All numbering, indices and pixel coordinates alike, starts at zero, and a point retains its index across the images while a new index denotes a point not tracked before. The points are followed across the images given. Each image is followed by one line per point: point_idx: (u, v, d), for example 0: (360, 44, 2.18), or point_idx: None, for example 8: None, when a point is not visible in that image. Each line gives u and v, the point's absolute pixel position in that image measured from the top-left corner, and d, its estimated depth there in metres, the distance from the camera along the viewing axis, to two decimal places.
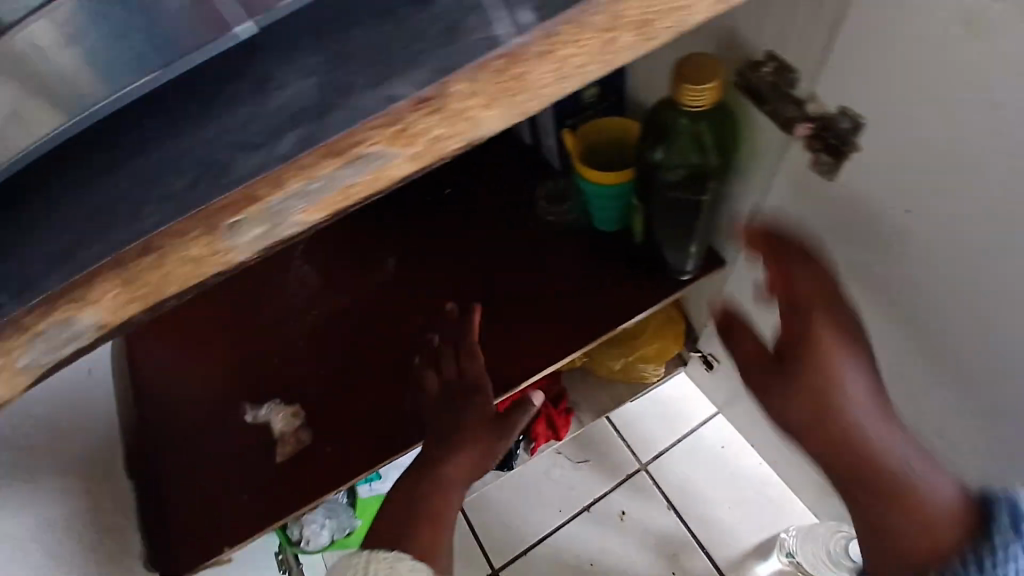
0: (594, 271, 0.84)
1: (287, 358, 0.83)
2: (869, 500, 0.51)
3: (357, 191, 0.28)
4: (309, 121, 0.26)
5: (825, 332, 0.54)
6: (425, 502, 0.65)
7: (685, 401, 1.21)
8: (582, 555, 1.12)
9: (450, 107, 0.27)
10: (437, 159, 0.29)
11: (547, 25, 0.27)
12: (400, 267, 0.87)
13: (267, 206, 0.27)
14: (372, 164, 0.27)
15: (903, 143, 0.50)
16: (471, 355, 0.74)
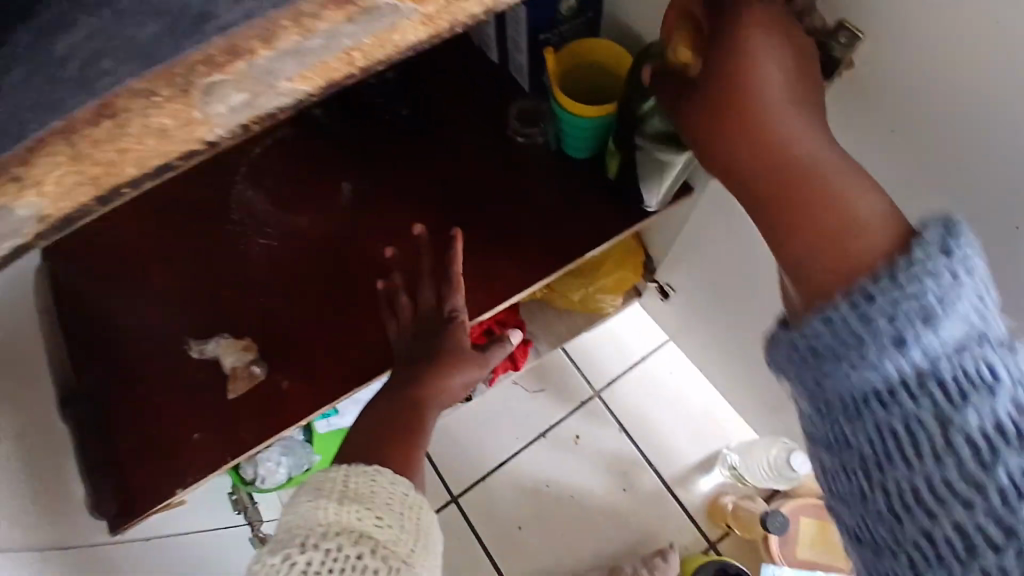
0: (561, 196, 0.80)
1: (237, 288, 0.79)
2: (772, 217, 0.43)
3: (366, 53, 0.27)
4: None
5: (750, 46, 0.44)
6: (417, 420, 0.66)
7: (639, 330, 1.24)
8: (538, 478, 1.16)
9: None
10: (449, 25, 0.28)
11: None
12: (356, 190, 0.81)
13: (258, 62, 0.25)
14: (380, 20, 0.26)
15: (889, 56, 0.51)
16: (452, 287, 0.74)
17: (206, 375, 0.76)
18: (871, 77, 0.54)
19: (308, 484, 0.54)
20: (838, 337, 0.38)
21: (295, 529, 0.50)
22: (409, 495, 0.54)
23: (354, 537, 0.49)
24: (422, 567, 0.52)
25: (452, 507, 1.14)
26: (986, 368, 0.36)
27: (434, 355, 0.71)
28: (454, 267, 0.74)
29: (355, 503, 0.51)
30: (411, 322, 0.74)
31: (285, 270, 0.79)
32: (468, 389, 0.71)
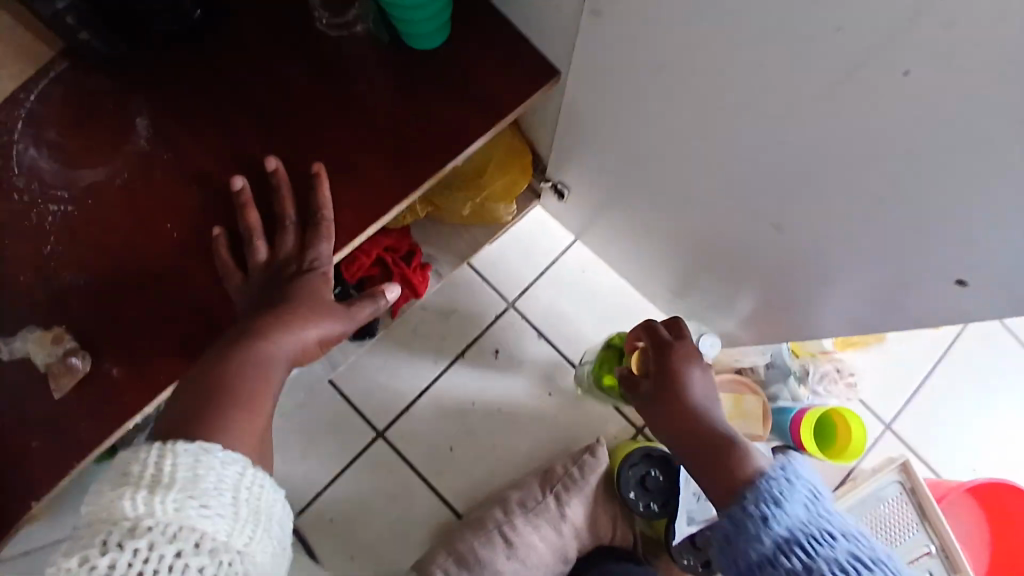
0: (406, 99, 0.67)
1: (36, 270, 0.65)
2: (674, 426, 0.62)
3: None
4: None
5: (683, 368, 0.65)
6: (247, 389, 0.52)
7: (546, 232, 1.16)
8: (462, 399, 1.13)
9: None
10: None
11: None
12: (154, 128, 0.66)
13: None
14: None
15: None
16: (320, 231, 0.61)
17: (22, 380, 0.63)
18: None
19: (114, 468, 0.46)
20: (738, 529, 0.51)
21: (95, 526, 0.43)
22: (246, 474, 0.47)
23: (168, 532, 0.42)
24: (260, 551, 0.46)
25: (378, 443, 1.10)
26: (775, 492, 0.51)
27: (288, 308, 0.57)
28: (325, 206, 0.62)
29: (170, 490, 0.44)
30: (257, 271, 0.60)
31: (90, 236, 0.65)
32: (327, 346, 0.60)
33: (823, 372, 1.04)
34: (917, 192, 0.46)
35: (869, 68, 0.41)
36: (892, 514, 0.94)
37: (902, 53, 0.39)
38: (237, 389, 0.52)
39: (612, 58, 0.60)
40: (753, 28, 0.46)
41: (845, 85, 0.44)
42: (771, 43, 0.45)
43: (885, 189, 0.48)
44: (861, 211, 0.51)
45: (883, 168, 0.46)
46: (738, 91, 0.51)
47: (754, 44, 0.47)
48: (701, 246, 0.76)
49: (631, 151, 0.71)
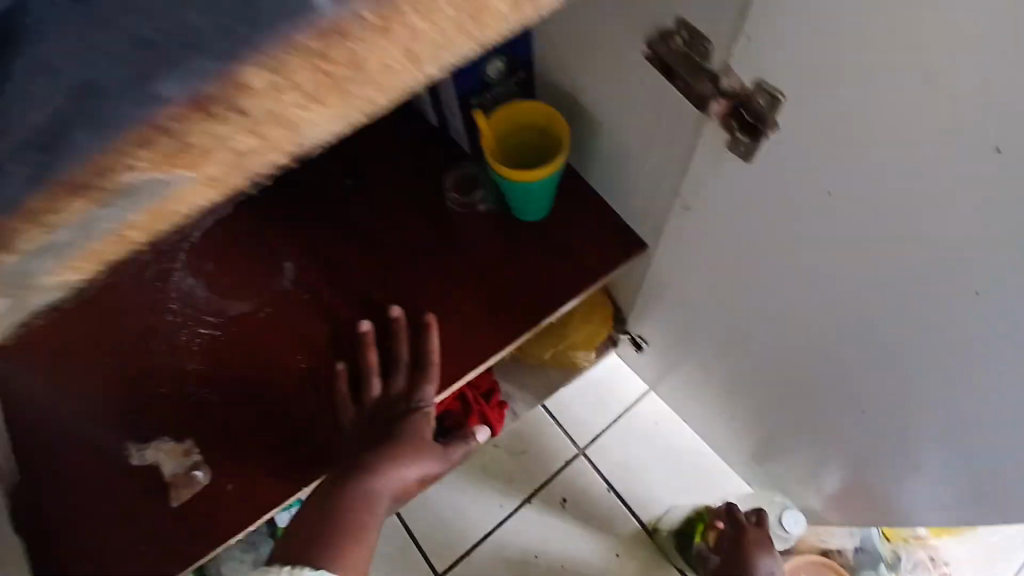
0: (510, 260, 0.77)
1: (175, 387, 0.72)
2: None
3: (144, 224, 0.26)
4: (42, 146, 0.22)
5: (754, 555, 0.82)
6: (358, 525, 0.58)
7: (620, 379, 1.19)
8: (525, 548, 1.10)
9: (263, 111, 0.24)
10: (235, 182, 0.26)
11: (341, 16, 0.23)
12: (299, 272, 0.77)
13: (6, 262, 0.24)
14: (145, 193, 0.24)
15: (831, 120, 0.44)
16: (427, 377, 0.69)
17: (143, 487, 0.70)
18: (797, 142, 0.47)
19: None
20: None
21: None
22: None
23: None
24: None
25: None
26: None
27: (396, 447, 0.65)
28: (433, 354, 0.70)
29: None
30: (368, 409, 0.69)
31: (228, 361, 0.73)
32: (426, 483, 0.66)
33: (918, 560, 0.95)
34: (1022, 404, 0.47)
35: (940, 285, 0.45)
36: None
37: (967, 278, 0.43)
38: (350, 509, 0.59)
39: (696, 241, 0.67)
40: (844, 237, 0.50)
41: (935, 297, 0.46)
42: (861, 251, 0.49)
43: (963, 389, 0.50)
44: (946, 404, 0.53)
45: (963, 370, 0.49)
46: (812, 283, 0.56)
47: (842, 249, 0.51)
48: (781, 413, 0.77)
49: (713, 318, 0.75)
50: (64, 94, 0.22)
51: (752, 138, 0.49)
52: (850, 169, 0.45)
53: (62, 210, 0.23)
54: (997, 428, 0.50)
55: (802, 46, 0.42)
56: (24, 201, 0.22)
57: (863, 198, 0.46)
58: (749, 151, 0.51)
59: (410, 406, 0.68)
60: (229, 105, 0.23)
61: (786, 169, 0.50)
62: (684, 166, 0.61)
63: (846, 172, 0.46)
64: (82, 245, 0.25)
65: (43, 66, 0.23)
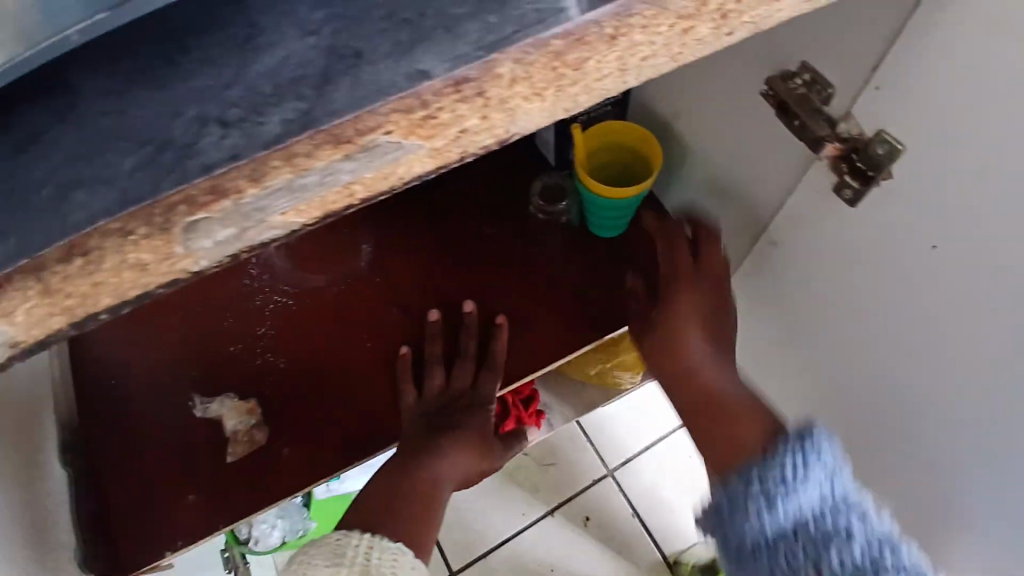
0: (582, 272, 0.78)
1: (248, 347, 0.76)
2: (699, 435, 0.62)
3: (376, 184, 0.28)
4: (306, 97, 0.26)
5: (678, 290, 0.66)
6: (428, 501, 0.64)
7: (658, 408, 1.19)
8: (542, 560, 1.10)
9: (497, 96, 0.27)
10: (450, 158, 0.29)
11: (583, 22, 0.27)
12: (376, 255, 0.80)
13: (245, 199, 0.26)
14: (381, 155, 0.27)
15: (940, 175, 0.44)
16: (491, 374, 0.73)
17: (203, 439, 0.72)
18: (906, 194, 0.47)
19: (324, 543, 0.52)
20: (732, 515, 0.52)
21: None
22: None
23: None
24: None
25: None
26: (841, 522, 0.48)
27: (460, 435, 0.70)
28: (501, 354, 0.73)
29: None
30: (433, 396, 0.72)
31: (298, 330, 0.77)
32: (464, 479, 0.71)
33: None
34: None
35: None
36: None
37: None
38: (404, 485, 0.64)
39: (771, 280, 0.67)
40: (938, 300, 0.49)
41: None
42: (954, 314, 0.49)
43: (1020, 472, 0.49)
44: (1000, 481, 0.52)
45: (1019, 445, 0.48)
46: (884, 338, 0.57)
47: (932, 310, 0.50)
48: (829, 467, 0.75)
49: (772, 360, 0.74)
50: (332, 57, 0.26)
51: (861, 184, 0.50)
52: (951, 224, 0.45)
53: (317, 157, 0.26)
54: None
55: (921, 99, 0.43)
56: (287, 140, 0.25)
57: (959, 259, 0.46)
58: (852, 200, 0.51)
59: (469, 400, 0.73)
60: (475, 87, 0.27)
61: (884, 222, 0.50)
62: (776, 206, 0.61)
63: (948, 228, 0.46)
64: (317, 192, 0.27)
65: (321, 33, 0.27)
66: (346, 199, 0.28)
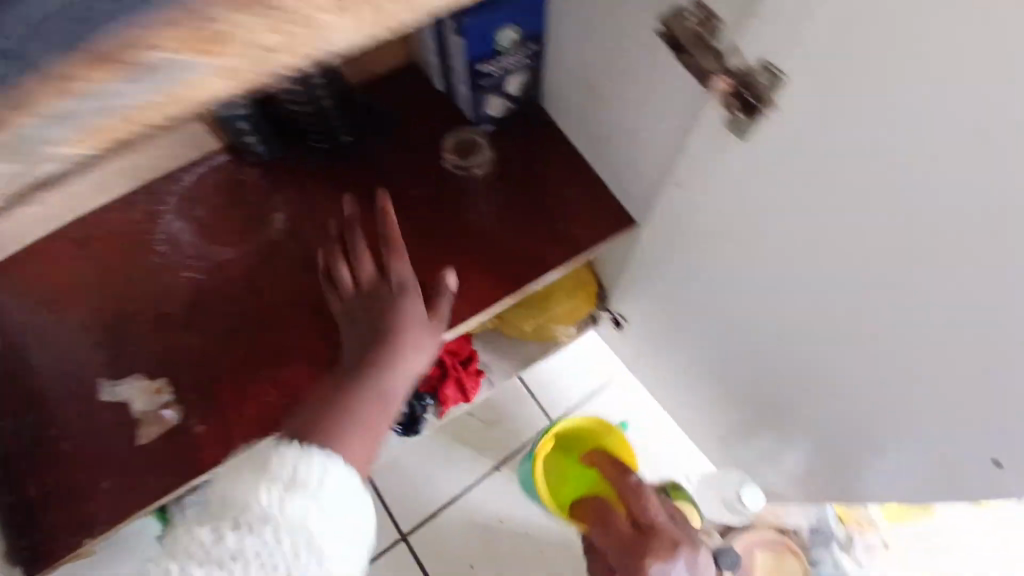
0: (507, 223, 0.78)
1: (157, 324, 0.72)
2: None
3: (164, 109, 0.24)
4: (69, 11, 0.22)
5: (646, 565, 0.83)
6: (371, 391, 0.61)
7: (596, 357, 1.20)
8: (490, 514, 1.12)
9: (297, 10, 0.24)
10: (256, 82, 0.25)
11: None
12: (290, 223, 0.77)
13: (14, 132, 0.22)
14: (163, 77, 0.23)
15: (835, 96, 0.45)
16: (394, 250, 0.70)
17: (116, 424, 0.68)
18: (803, 119, 0.48)
19: (250, 459, 0.53)
20: None
21: (225, 506, 0.50)
22: (349, 497, 0.53)
23: (288, 525, 0.49)
24: (338, 566, 0.51)
25: (400, 545, 1.09)
26: None
27: (385, 321, 0.66)
28: (390, 230, 0.71)
29: (300, 493, 0.50)
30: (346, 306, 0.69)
31: (209, 304, 0.73)
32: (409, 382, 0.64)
33: (868, 544, 1.00)
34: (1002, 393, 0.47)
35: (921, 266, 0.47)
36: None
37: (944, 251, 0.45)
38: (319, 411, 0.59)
39: (688, 219, 0.69)
40: (838, 220, 0.51)
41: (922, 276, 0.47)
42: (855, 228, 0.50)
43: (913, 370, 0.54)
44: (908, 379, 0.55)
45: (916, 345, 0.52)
46: (792, 262, 0.59)
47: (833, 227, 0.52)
48: (753, 394, 0.79)
49: (697, 295, 0.77)
50: None
51: (748, 113, 0.51)
52: (846, 146, 0.47)
53: (80, 81, 0.22)
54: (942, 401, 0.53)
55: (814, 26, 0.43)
56: (42, 61, 0.21)
57: (855, 178, 0.48)
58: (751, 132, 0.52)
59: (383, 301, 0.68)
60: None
61: (784, 148, 0.51)
62: (681, 146, 0.62)
63: (842, 150, 0.47)
64: (96, 119, 0.23)
65: None
66: (136, 127, 0.24)
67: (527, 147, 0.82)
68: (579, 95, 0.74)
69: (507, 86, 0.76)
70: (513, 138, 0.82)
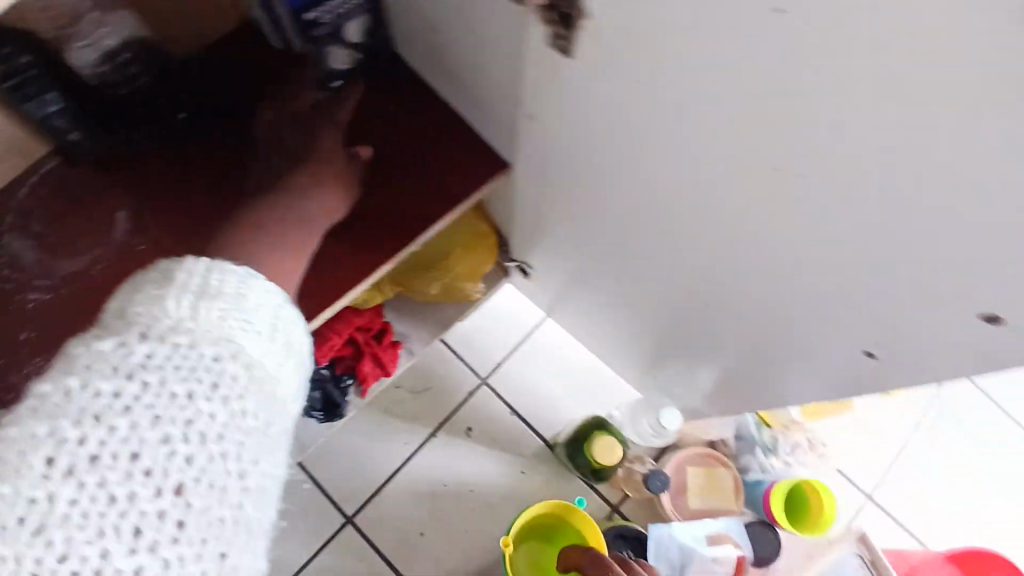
0: (374, 184, 0.76)
1: (12, 354, 0.68)
2: None
3: None
4: None
5: None
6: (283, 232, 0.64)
7: (518, 308, 1.18)
8: (434, 479, 1.11)
9: None
10: None
11: None
12: (134, 222, 0.72)
13: None
14: None
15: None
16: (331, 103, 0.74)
17: None
18: (616, 28, 0.45)
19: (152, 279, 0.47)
20: None
21: (129, 318, 0.43)
22: (276, 313, 0.49)
23: (208, 337, 0.44)
24: (281, 383, 0.48)
25: (348, 528, 1.07)
26: None
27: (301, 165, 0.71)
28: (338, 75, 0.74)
29: (216, 301, 0.46)
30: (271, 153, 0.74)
31: (66, 322, 0.69)
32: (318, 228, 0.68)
33: (795, 443, 1.02)
34: (834, 265, 0.48)
35: (756, 159, 0.46)
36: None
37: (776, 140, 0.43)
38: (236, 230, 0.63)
39: (553, 152, 0.66)
40: (676, 129, 0.49)
41: (765, 169, 0.46)
42: (673, 134, 0.50)
43: (776, 267, 0.53)
44: (776, 277, 0.55)
45: (774, 241, 0.51)
46: (653, 181, 0.57)
47: (657, 140, 0.52)
48: (661, 320, 0.79)
49: (585, 228, 0.75)
50: None
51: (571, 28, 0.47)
52: (661, 47, 0.44)
53: None
54: (806, 291, 0.53)
55: None
56: None
57: (677, 83, 0.45)
58: (561, 62, 0.52)
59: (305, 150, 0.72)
60: None
61: (609, 64, 0.48)
62: (522, 78, 0.58)
63: (657, 54, 0.45)
64: None
65: None
66: None
67: (384, 103, 0.77)
68: (423, 35, 0.70)
69: (347, 33, 0.70)
70: (372, 95, 0.77)
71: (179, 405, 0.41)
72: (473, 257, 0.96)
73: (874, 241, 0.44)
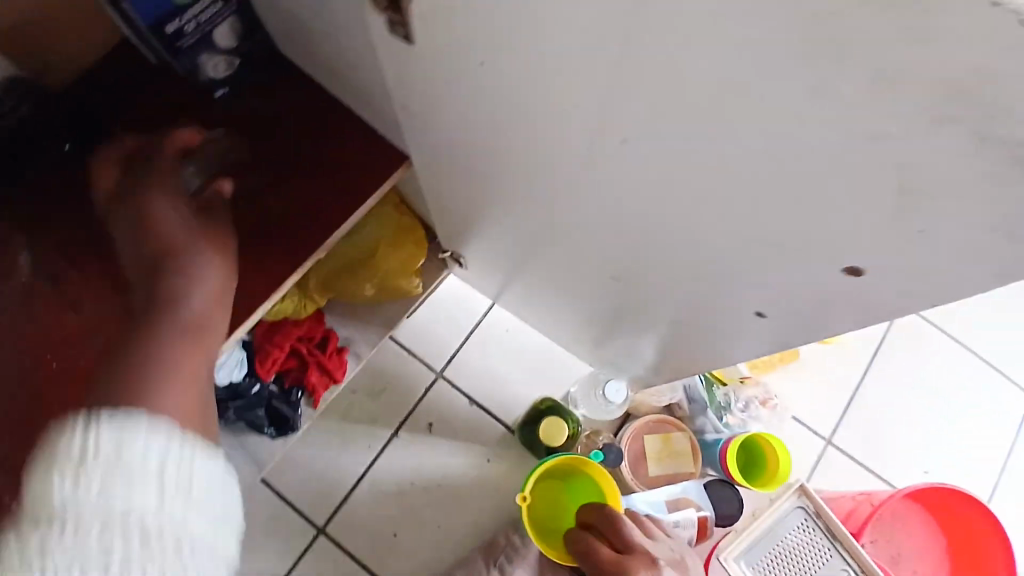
0: (274, 192, 0.73)
1: None
2: None
3: None
4: None
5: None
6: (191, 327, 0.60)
7: (465, 298, 1.17)
8: (401, 478, 1.11)
9: None
10: None
11: None
12: (36, 260, 0.68)
13: None
14: None
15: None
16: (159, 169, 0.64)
17: None
18: (438, 21, 0.40)
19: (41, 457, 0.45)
20: None
21: (31, 505, 0.43)
22: (174, 441, 0.48)
23: (98, 512, 0.43)
24: (199, 515, 0.47)
25: (320, 537, 1.07)
26: None
27: (162, 243, 0.61)
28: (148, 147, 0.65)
29: (92, 469, 0.44)
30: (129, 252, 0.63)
31: None
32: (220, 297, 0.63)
33: (748, 399, 1.02)
34: (714, 246, 0.45)
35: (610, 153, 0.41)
36: (801, 544, 0.86)
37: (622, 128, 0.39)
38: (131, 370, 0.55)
39: (439, 147, 0.62)
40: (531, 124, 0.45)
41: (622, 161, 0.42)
42: (530, 131, 0.45)
43: (662, 247, 0.51)
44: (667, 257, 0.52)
45: (653, 227, 0.48)
46: (530, 176, 0.53)
47: (519, 137, 0.48)
48: (586, 299, 0.78)
49: (494, 219, 0.72)
50: None
51: (402, 16, 0.42)
52: (486, 39, 0.38)
53: None
54: (698, 270, 0.50)
55: None
56: None
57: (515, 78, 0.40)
58: (408, 53, 0.46)
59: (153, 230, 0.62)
60: None
61: (449, 59, 0.43)
62: (385, 73, 0.54)
63: (486, 45, 0.39)
64: None
65: None
66: None
67: (276, 109, 0.74)
68: (292, 35, 0.65)
69: (216, 38, 0.66)
70: (261, 102, 0.74)
71: (79, 567, 0.42)
72: (402, 252, 0.94)
73: (740, 222, 0.40)
